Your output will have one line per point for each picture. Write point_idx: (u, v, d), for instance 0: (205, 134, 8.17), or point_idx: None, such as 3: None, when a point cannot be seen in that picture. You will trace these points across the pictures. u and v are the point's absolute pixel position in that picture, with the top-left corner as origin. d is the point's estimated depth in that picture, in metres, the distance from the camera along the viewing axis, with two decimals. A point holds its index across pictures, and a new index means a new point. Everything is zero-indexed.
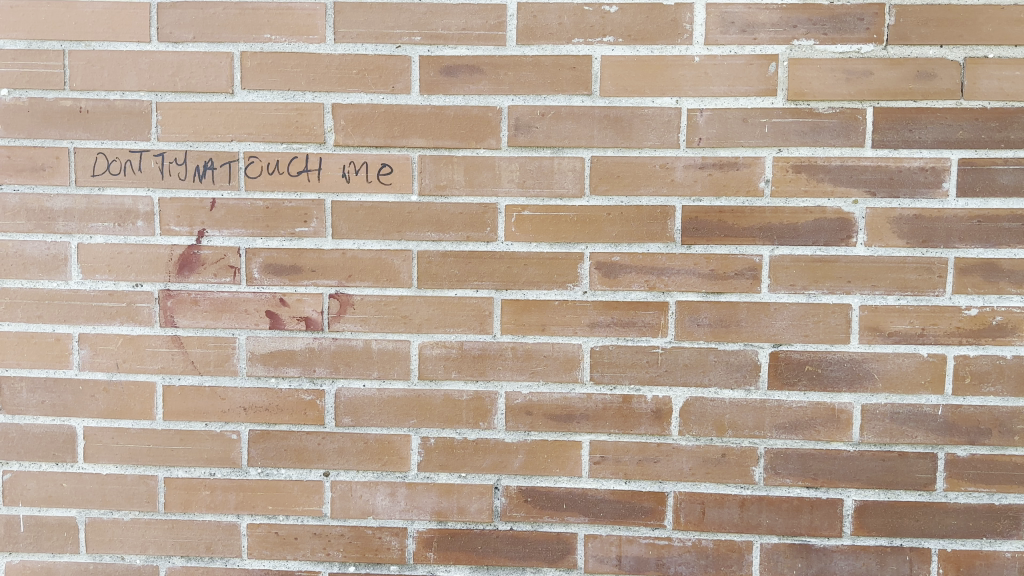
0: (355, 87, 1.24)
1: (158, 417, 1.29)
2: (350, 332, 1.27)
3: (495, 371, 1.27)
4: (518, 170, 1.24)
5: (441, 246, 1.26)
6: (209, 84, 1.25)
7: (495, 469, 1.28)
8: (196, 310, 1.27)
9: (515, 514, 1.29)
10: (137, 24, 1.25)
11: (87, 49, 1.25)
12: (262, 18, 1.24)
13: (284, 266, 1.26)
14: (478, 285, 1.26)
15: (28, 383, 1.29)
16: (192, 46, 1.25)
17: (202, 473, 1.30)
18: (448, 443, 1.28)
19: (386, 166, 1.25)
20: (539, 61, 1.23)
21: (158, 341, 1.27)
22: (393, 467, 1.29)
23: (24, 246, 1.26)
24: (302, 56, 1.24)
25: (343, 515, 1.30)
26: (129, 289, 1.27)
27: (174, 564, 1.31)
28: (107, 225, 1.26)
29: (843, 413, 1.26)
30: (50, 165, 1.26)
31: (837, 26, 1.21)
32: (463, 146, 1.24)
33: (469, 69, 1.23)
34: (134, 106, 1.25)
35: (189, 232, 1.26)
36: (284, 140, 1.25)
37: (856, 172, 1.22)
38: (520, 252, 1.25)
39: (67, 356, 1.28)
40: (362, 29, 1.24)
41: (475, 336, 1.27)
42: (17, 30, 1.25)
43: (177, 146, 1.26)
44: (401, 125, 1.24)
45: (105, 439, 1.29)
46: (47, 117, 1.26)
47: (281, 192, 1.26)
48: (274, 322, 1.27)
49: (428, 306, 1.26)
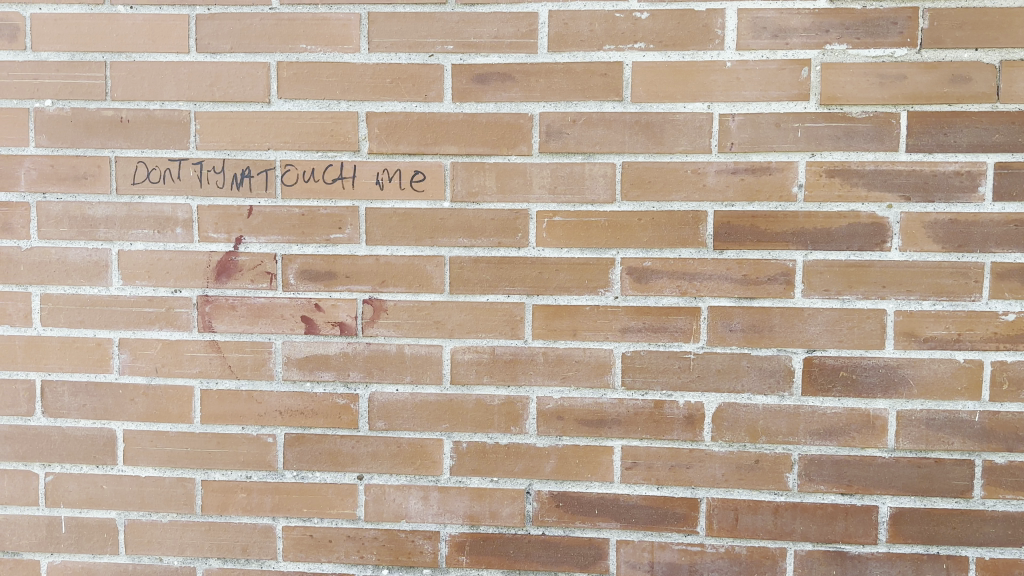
0: (389, 96, 1.26)
1: (196, 421, 1.31)
2: (383, 337, 1.29)
3: (527, 376, 1.28)
4: (549, 176, 1.25)
5: (472, 251, 1.27)
6: (246, 94, 1.27)
7: (527, 474, 1.29)
8: (233, 315, 1.29)
9: (546, 519, 1.30)
10: (176, 35, 1.27)
11: (127, 60, 1.28)
12: (298, 29, 1.26)
13: (318, 272, 1.28)
14: (510, 290, 1.27)
15: (70, 387, 1.31)
16: (229, 56, 1.27)
17: (239, 476, 1.31)
18: (480, 447, 1.29)
19: (418, 174, 1.27)
20: (570, 68, 1.24)
21: (196, 346, 1.30)
22: (426, 471, 1.30)
23: (66, 252, 1.29)
24: (337, 66, 1.26)
25: (377, 518, 1.31)
26: (167, 295, 1.29)
27: (210, 566, 1.33)
28: (147, 232, 1.29)
29: (879, 419, 1.25)
30: (91, 173, 1.29)
31: (870, 30, 1.21)
32: (495, 152, 1.25)
33: (501, 76, 1.24)
34: (173, 115, 1.28)
35: (226, 238, 1.28)
36: (319, 148, 1.27)
37: (889, 176, 1.21)
38: (551, 257, 1.26)
39: (107, 360, 1.31)
40: (395, 39, 1.25)
41: (507, 341, 1.27)
42: (60, 42, 1.28)
43: (215, 155, 1.28)
44: (434, 132, 1.26)
45: (144, 443, 1.32)
46: (89, 127, 1.29)
47: (316, 200, 1.28)
48: (308, 327, 1.29)
49: (460, 311, 1.27)
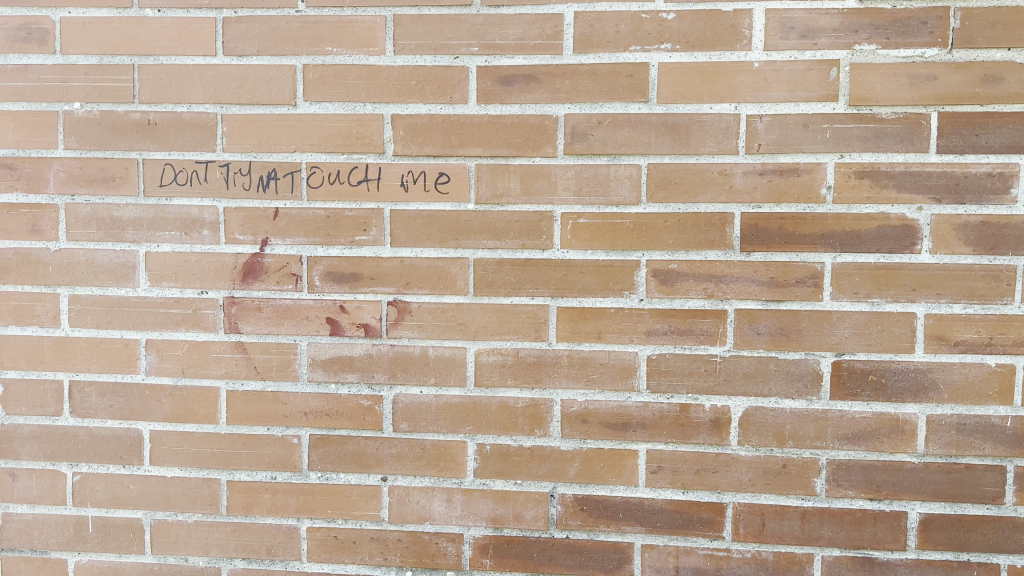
0: (414, 98, 1.26)
1: (222, 421, 1.32)
2: (408, 339, 1.29)
3: (551, 379, 1.27)
4: (574, 178, 1.24)
5: (496, 254, 1.26)
6: (273, 97, 1.28)
7: (551, 477, 1.28)
8: (259, 317, 1.30)
9: (570, 522, 1.29)
10: (203, 38, 1.28)
11: (155, 63, 1.29)
12: (324, 31, 1.26)
13: (343, 274, 1.28)
14: (534, 292, 1.26)
15: (98, 388, 1.33)
16: (256, 59, 1.28)
17: (264, 477, 1.32)
18: (503, 450, 1.29)
19: (443, 176, 1.27)
20: (595, 69, 1.23)
21: (223, 347, 1.30)
22: (449, 473, 1.30)
23: (94, 254, 1.31)
24: (363, 68, 1.26)
25: (401, 520, 1.31)
26: (194, 296, 1.30)
27: (235, 567, 1.34)
28: (174, 234, 1.30)
29: (908, 424, 1.23)
30: (119, 175, 1.30)
31: (900, 30, 1.19)
32: (520, 154, 1.25)
33: (526, 78, 1.24)
34: (200, 118, 1.29)
35: (252, 240, 1.29)
36: (344, 151, 1.27)
37: (920, 178, 1.19)
38: (575, 259, 1.25)
39: (135, 361, 1.32)
40: (420, 41, 1.25)
41: (531, 344, 1.27)
42: (89, 45, 1.29)
43: (241, 157, 1.29)
44: (459, 134, 1.26)
45: (170, 443, 1.32)
46: (117, 129, 1.30)
47: (341, 202, 1.28)
48: (333, 328, 1.29)
49: (484, 313, 1.27)
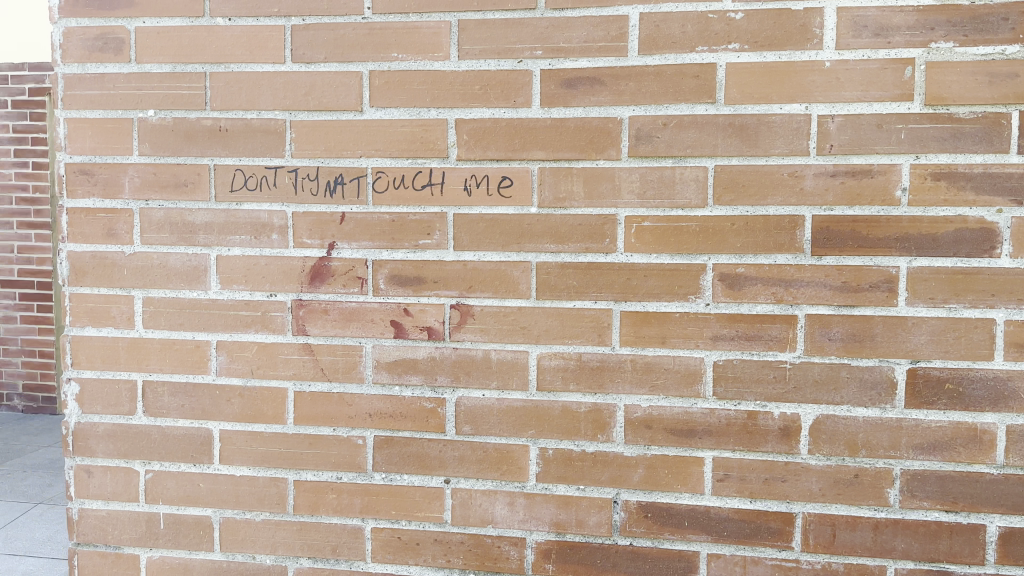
0: (478, 102, 1.26)
1: (289, 422, 1.34)
2: (470, 342, 1.29)
3: (615, 384, 1.26)
4: (639, 180, 1.23)
5: (560, 257, 1.26)
6: (340, 103, 1.30)
7: (615, 483, 1.27)
8: (325, 319, 1.32)
9: (635, 530, 1.28)
10: (273, 46, 1.30)
11: (226, 71, 1.32)
12: (390, 37, 1.28)
13: (407, 277, 1.29)
14: (598, 296, 1.25)
15: (170, 387, 1.36)
16: (324, 66, 1.30)
17: (329, 477, 1.34)
18: (566, 455, 1.28)
19: (507, 179, 1.27)
20: (661, 71, 1.22)
21: (290, 349, 1.33)
22: (513, 478, 1.30)
23: (167, 257, 1.34)
24: (427, 73, 1.27)
25: (464, 523, 1.31)
26: (263, 298, 1.33)
27: (301, 565, 1.36)
28: (244, 238, 1.33)
29: (987, 433, 1.19)
30: (191, 181, 1.33)
31: (979, 27, 1.15)
32: (584, 157, 1.25)
33: (590, 81, 1.24)
34: (269, 124, 1.31)
35: (320, 244, 1.31)
36: (409, 156, 1.28)
37: (1000, 179, 1.15)
38: (640, 263, 1.24)
39: (205, 362, 1.35)
40: (485, 46, 1.26)
41: (595, 348, 1.26)
42: (163, 54, 1.33)
43: (309, 163, 1.31)
44: (522, 138, 1.26)
45: (239, 442, 1.35)
46: (190, 135, 1.33)
47: (405, 206, 1.29)
48: (398, 331, 1.30)
49: (548, 317, 1.27)
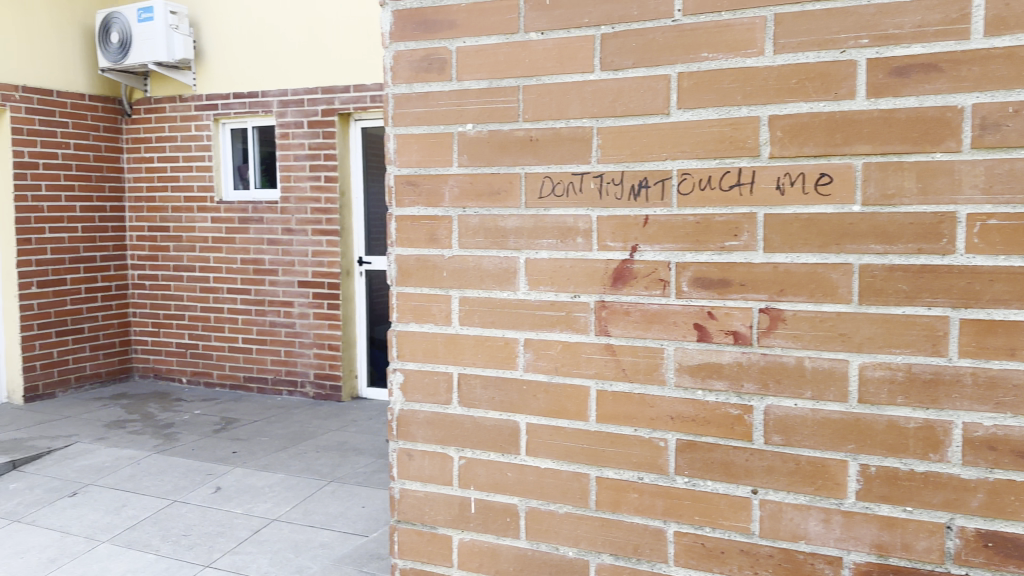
0: (793, 98, 1.22)
1: (592, 419, 1.37)
2: (780, 348, 1.24)
3: (952, 399, 1.15)
4: (983, 173, 1.12)
5: (886, 258, 1.17)
6: (648, 107, 1.31)
7: (949, 507, 1.16)
8: (628, 320, 1.34)
9: (973, 560, 1.15)
10: (582, 56, 1.35)
11: (538, 83, 1.38)
12: (701, 38, 1.27)
13: (713, 280, 1.28)
14: (931, 302, 1.15)
15: (482, 380, 1.46)
16: (632, 72, 1.32)
17: (631, 477, 1.36)
18: (890, 473, 1.19)
19: (824, 176, 1.20)
20: (1012, 52, 1.10)
21: (594, 348, 1.37)
22: (827, 492, 1.23)
23: (481, 260, 1.44)
24: (739, 71, 1.25)
25: (773, 535, 1.27)
26: (568, 299, 1.38)
27: (603, 561, 1.39)
28: (552, 241, 1.39)
29: None
30: (504, 188, 1.42)
31: None
32: (916, 150, 1.15)
33: (925, 67, 1.14)
34: (578, 132, 1.36)
35: (623, 247, 1.34)
36: (718, 156, 1.27)
37: None
38: (984, 265, 1.12)
39: (513, 358, 1.43)
40: (802, 39, 1.21)
41: (928, 359, 1.16)
42: (480, 71, 1.42)
43: (615, 167, 1.34)
44: (843, 132, 1.19)
45: (544, 436, 1.41)
46: (503, 146, 1.42)
47: (713, 207, 1.27)
48: (702, 334, 1.29)
49: (871, 324, 1.18)
